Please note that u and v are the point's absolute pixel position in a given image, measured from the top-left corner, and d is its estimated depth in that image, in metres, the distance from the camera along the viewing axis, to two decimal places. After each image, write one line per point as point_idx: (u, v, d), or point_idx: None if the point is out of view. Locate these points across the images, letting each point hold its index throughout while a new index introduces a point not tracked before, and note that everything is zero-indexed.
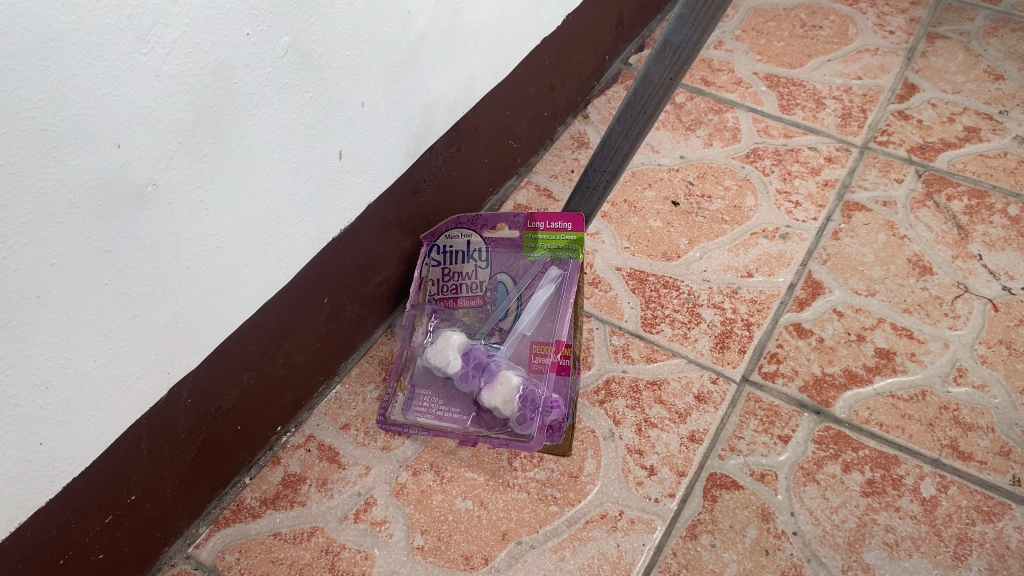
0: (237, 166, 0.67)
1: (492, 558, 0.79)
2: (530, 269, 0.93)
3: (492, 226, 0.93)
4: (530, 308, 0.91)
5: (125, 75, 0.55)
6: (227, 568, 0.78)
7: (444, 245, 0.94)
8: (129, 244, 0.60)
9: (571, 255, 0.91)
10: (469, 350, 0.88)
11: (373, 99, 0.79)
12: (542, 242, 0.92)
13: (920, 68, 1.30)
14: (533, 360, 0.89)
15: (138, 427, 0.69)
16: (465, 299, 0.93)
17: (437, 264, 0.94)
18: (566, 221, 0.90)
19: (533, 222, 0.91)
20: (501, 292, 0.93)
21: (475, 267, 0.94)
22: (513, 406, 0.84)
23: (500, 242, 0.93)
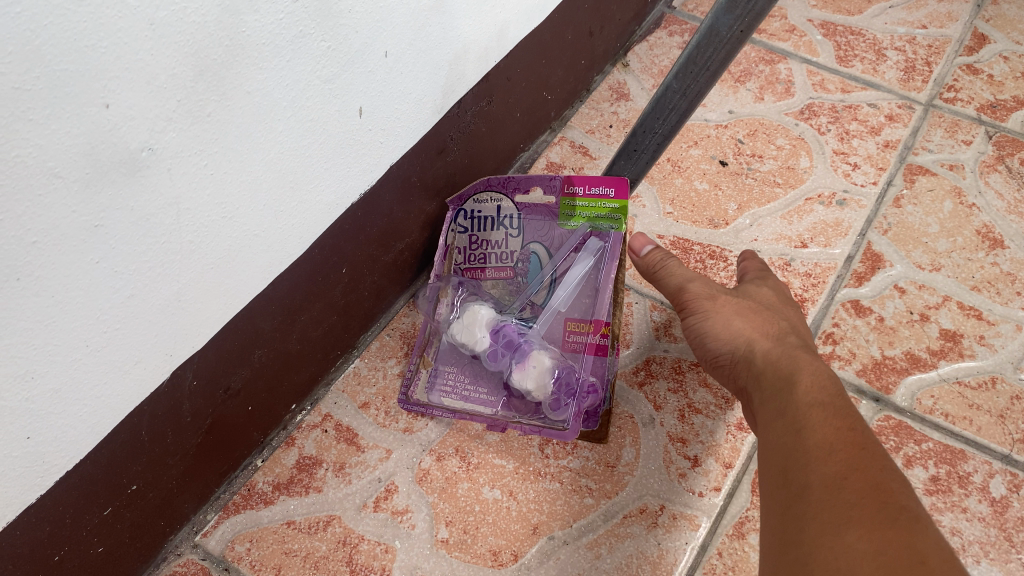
0: (245, 127, 0.59)
1: (521, 554, 0.73)
2: (566, 240, 0.85)
3: (526, 190, 0.85)
4: (567, 283, 0.83)
5: (113, 24, 0.47)
6: (237, 559, 0.73)
7: (471, 210, 0.86)
8: (122, 217, 0.53)
9: (612, 225, 0.84)
10: (499, 326, 0.81)
11: (398, 48, 0.70)
12: (580, 209, 0.84)
13: (991, 16, 1.19)
14: (568, 339, 0.82)
15: (138, 414, 0.63)
16: (493, 270, 0.86)
17: (464, 231, 0.86)
18: (608, 186, 0.82)
19: (571, 187, 0.84)
20: (534, 265, 0.85)
21: (506, 235, 0.86)
22: (546, 390, 0.78)
23: (533, 208, 0.86)
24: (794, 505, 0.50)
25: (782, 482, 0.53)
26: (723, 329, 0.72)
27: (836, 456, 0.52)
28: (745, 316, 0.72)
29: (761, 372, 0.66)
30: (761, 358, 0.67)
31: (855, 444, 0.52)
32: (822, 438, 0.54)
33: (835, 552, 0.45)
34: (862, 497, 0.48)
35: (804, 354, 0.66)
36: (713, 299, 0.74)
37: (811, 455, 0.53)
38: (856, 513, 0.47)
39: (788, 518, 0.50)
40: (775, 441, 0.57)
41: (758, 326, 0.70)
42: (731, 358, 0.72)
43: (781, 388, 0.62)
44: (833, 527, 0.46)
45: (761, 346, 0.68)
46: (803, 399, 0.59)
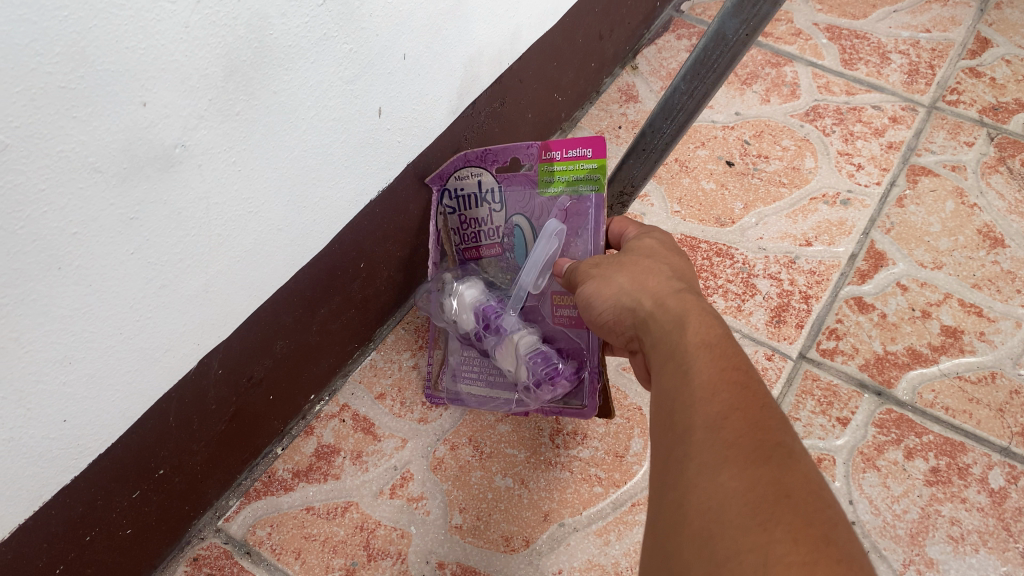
0: (271, 125, 0.62)
1: (533, 540, 0.75)
2: (545, 207, 0.84)
3: (503, 161, 0.84)
4: (532, 266, 0.80)
5: (151, 26, 0.49)
6: (258, 543, 0.75)
7: (454, 189, 0.85)
8: (156, 210, 0.56)
9: (593, 187, 0.83)
10: (479, 306, 0.80)
11: (416, 51, 0.73)
12: (559, 174, 0.83)
13: (994, 21, 1.21)
14: (556, 313, 0.81)
15: (167, 400, 0.65)
16: (486, 248, 0.87)
17: (451, 211, 0.87)
18: (586, 147, 0.82)
19: (548, 152, 0.83)
20: (519, 238, 0.86)
21: (490, 211, 0.86)
22: (521, 373, 0.78)
23: (512, 178, 0.85)
24: (678, 450, 0.44)
25: (665, 426, 0.47)
26: (606, 288, 0.64)
27: (722, 392, 0.46)
28: (613, 279, 0.64)
29: (647, 322, 0.59)
30: (653, 320, 0.58)
31: (740, 380, 0.47)
32: (709, 376, 0.48)
33: (711, 494, 0.40)
34: (753, 434, 0.42)
35: (691, 294, 0.58)
36: (597, 266, 0.67)
37: (686, 397, 0.47)
38: (740, 450, 0.42)
39: (668, 466, 0.45)
40: (657, 381, 0.52)
41: (640, 290, 0.61)
42: (615, 321, 0.64)
43: (671, 334, 0.54)
44: (714, 466, 0.41)
45: (636, 296, 0.61)
46: (691, 339, 0.52)
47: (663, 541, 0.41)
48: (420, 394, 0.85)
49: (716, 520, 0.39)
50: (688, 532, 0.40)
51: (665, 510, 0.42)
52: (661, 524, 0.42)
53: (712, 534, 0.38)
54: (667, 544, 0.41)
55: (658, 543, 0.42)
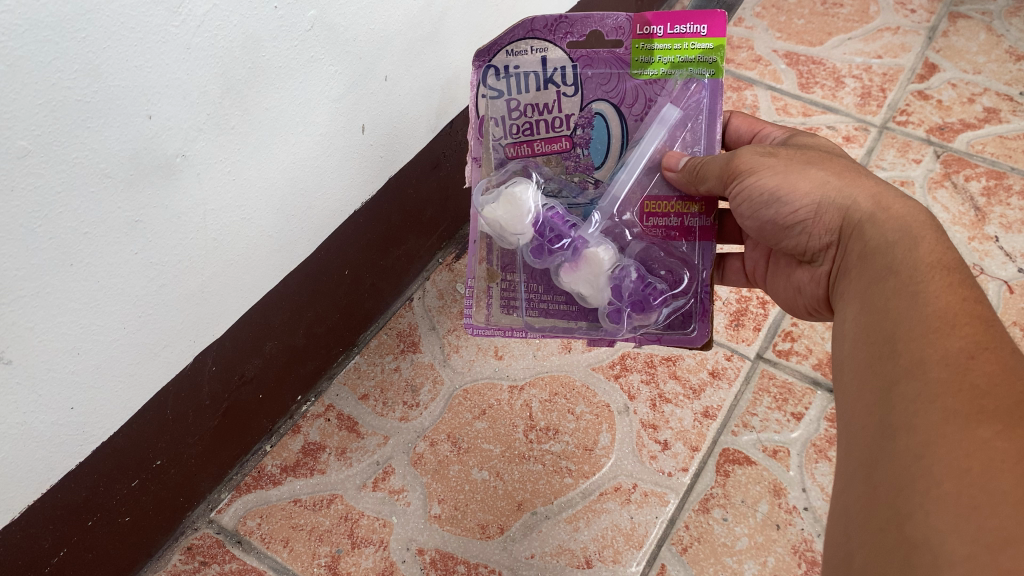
0: (263, 138, 0.67)
1: (507, 527, 0.80)
2: (641, 92, 0.71)
3: (580, 34, 0.70)
4: (632, 164, 0.73)
5: (157, 47, 0.55)
6: (249, 533, 0.80)
7: (509, 66, 0.72)
8: (158, 214, 0.61)
9: (708, 71, 0.70)
10: (542, 215, 0.72)
11: (396, 73, 0.79)
12: (660, 53, 0.70)
13: (941, 47, 1.29)
14: (647, 223, 0.74)
15: (164, 394, 0.71)
16: (543, 143, 0.74)
17: (499, 95, 0.73)
18: (702, 23, 0.68)
19: (648, 26, 0.69)
20: (596, 129, 0.73)
21: (558, 95, 0.72)
22: (603, 295, 0.72)
23: (594, 56, 0.71)
24: (903, 387, 0.47)
25: (888, 358, 0.50)
26: (803, 179, 0.63)
27: (964, 329, 0.48)
28: (808, 172, 0.63)
29: (865, 224, 0.59)
30: (874, 221, 0.59)
31: (978, 315, 0.49)
32: (942, 309, 0.49)
33: (961, 449, 0.42)
34: (993, 384, 0.44)
35: (898, 199, 0.59)
36: (773, 156, 0.65)
37: (920, 330, 0.49)
38: (977, 402, 0.43)
39: (901, 406, 0.47)
40: (881, 303, 0.54)
41: (859, 193, 0.61)
42: (815, 220, 0.63)
43: (890, 249, 0.56)
44: (953, 416, 0.43)
45: (854, 193, 0.61)
46: (914, 262, 0.54)
47: (900, 488, 0.44)
48: (401, 394, 0.90)
49: (972, 476, 0.40)
50: (935, 487, 0.41)
51: (902, 455, 0.45)
52: (896, 470, 0.45)
53: (964, 494, 0.40)
54: (903, 495, 0.43)
55: (881, 473, 0.46)
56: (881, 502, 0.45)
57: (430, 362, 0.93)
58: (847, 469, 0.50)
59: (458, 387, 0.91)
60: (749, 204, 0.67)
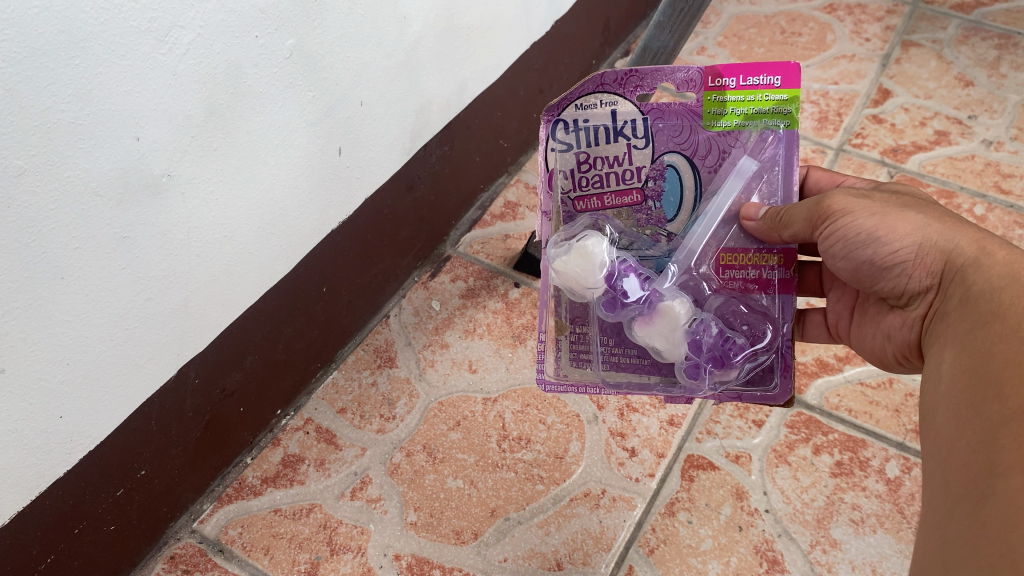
0: (244, 159, 0.71)
1: (481, 533, 0.83)
2: (714, 142, 0.68)
3: (650, 87, 0.68)
4: (707, 217, 0.69)
5: (145, 74, 0.59)
6: (230, 541, 0.82)
7: (577, 118, 0.70)
8: (145, 231, 0.65)
9: (783, 122, 0.67)
10: (615, 268, 0.70)
11: (372, 98, 0.83)
12: (733, 104, 0.67)
13: (894, 74, 1.35)
14: (724, 275, 0.71)
15: (148, 405, 0.74)
16: (613, 197, 0.71)
17: (566, 148, 0.70)
18: (775, 73, 0.66)
19: (721, 78, 0.67)
20: (670, 180, 0.69)
21: (628, 147, 0.69)
22: (678, 350, 0.68)
23: (666, 108, 0.68)
24: (995, 436, 0.47)
25: (995, 399, 0.49)
26: (903, 222, 0.62)
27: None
28: (907, 216, 0.62)
29: (968, 269, 0.58)
30: (979, 266, 0.58)
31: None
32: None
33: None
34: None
35: (1001, 246, 0.58)
36: (868, 199, 0.64)
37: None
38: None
39: (1011, 446, 0.46)
40: (986, 348, 0.53)
41: (961, 237, 0.60)
42: (916, 263, 0.62)
43: (996, 296, 0.55)
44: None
45: (954, 238, 0.60)
46: (1019, 308, 0.52)
47: (1011, 525, 0.43)
48: (378, 408, 0.93)
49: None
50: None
51: (1013, 496, 0.44)
52: (1006, 509, 0.44)
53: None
54: (1015, 532, 0.42)
55: (970, 521, 0.46)
56: (987, 538, 0.43)
57: (407, 376, 0.96)
58: (948, 508, 0.49)
59: (433, 400, 0.94)
60: (842, 246, 0.65)
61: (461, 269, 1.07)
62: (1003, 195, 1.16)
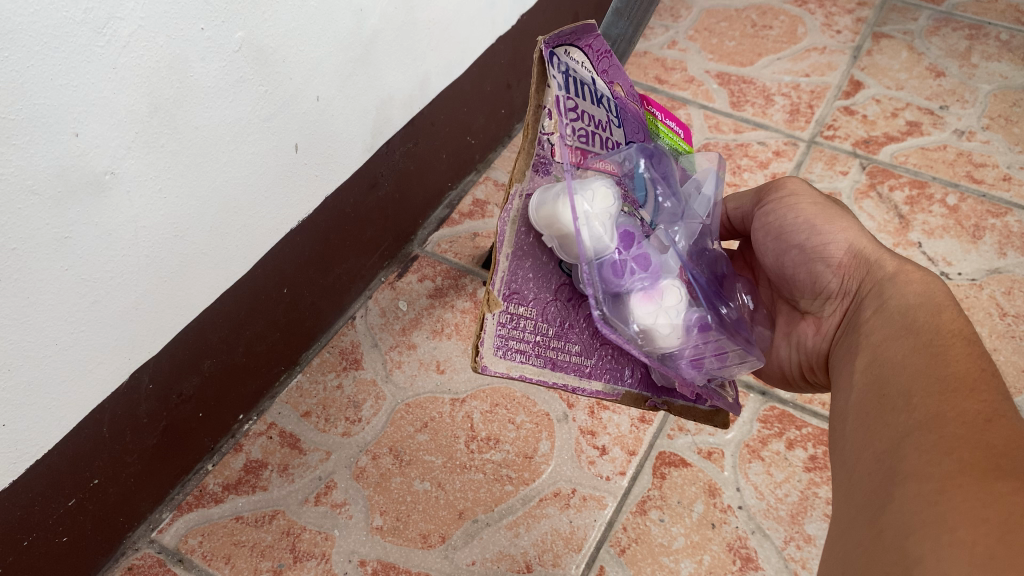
0: (194, 156, 0.69)
1: (448, 536, 0.82)
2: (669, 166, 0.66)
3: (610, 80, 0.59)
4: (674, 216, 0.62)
5: (82, 67, 0.57)
6: (190, 551, 0.80)
7: (563, 62, 0.53)
8: (87, 231, 0.62)
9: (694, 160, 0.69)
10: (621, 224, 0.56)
11: (328, 93, 0.81)
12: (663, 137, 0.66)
13: (866, 65, 1.34)
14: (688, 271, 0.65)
15: (100, 411, 0.72)
16: (599, 160, 0.57)
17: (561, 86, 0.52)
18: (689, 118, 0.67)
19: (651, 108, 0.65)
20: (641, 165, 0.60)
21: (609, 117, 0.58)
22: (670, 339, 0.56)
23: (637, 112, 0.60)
24: (898, 447, 0.45)
25: (899, 412, 0.47)
26: (838, 227, 0.63)
27: (978, 395, 0.45)
28: (845, 218, 0.63)
29: (885, 283, 0.58)
30: (896, 281, 0.57)
31: (993, 387, 0.46)
32: (961, 375, 0.47)
33: (979, 499, 0.39)
34: (1010, 449, 0.42)
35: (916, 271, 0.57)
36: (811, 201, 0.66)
37: (936, 385, 0.47)
38: (993, 460, 0.41)
39: (913, 455, 0.44)
40: (894, 361, 0.51)
41: (885, 253, 0.60)
42: (840, 263, 0.62)
43: (909, 313, 0.54)
44: (966, 469, 0.41)
45: (876, 256, 0.60)
46: (929, 328, 0.51)
47: (906, 532, 0.40)
48: (343, 411, 0.91)
49: (992, 523, 0.37)
50: (949, 532, 0.38)
51: (907, 502, 0.42)
52: (900, 517, 0.41)
53: (979, 543, 0.37)
54: (910, 540, 0.39)
55: (864, 524, 0.44)
56: (882, 548, 0.41)
57: (373, 378, 0.94)
58: (844, 523, 0.46)
59: (400, 402, 0.92)
60: (778, 232, 0.66)
61: (428, 269, 1.05)
62: (975, 184, 1.15)
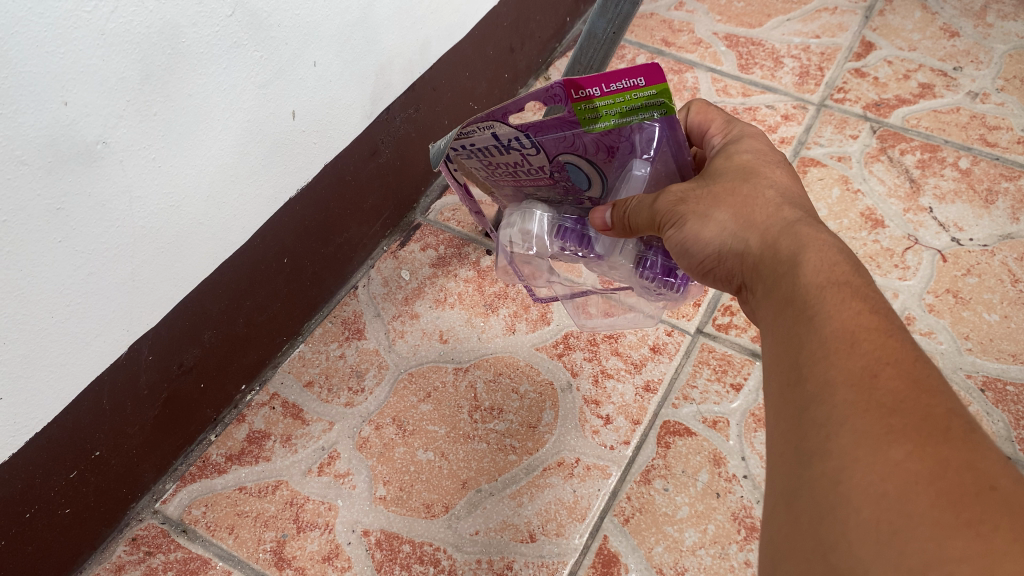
0: (188, 125, 0.67)
1: (452, 506, 0.81)
2: (600, 143, 0.62)
3: (518, 108, 0.60)
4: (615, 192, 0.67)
5: (69, 33, 0.56)
6: (194, 521, 0.81)
7: (467, 142, 0.65)
8: (81, 202, 0.61)
9: (660, 111, 0.58)
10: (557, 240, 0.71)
11: (326, 59, 0.80)
12: (605, 108, 0.58)
13: (877, 26, 1.31)
14: None
15: (98, 383, 0.71)
16: (529, 181, 0.69)
17: (470, 157, 0.67)
18: (637, 76, 0.55)
19: (583, 90, 0.57)
20: (572, 171, 0.66)
21: (524, 156, 0.65)
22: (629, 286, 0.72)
23: (541, 123, 0.61)
24: (798, 422, 0.44)
25: (796, 384, 0.45)
26: (707, 226, 0.58)
27: (862, 348, 0.43)
28: (713, 217, 0.58)
29: (764, 261, 0.55)
30: (775, 254, 0.54)
31: (878, 331, 0.44)
32: (844, 327, 0.45)
33: (876, 472, 0.37)
34: (901, 402, 0.40)
35: (808, 226, 0.54)
36: (685, 202, 0.59)
37: (823, 352, 0.44)
38: (885, 421, 0.39)
39: (812, 431, 0.42)
40: (784, 331, 0.49)
41: (757, 231, 0.56)
42: (724, 265, 0.59)
43: (787, 275, 0.51)
44: (861, 439, 0.39)
45: (757, 231, 0.56)
46: (811, 280, 0.49)
47: (817, 519, 0.39)
48: (346, 381, 0.91)
49: (891, 500, 0.36)
50: (854, 514, 0.37)
51: (812, 485, 0.40)
52: (812, 501, 0.40)
53: (884, 521, 0.36)
54: (823, 527, 0.38)
55: (782, 509, 0.42)
56: (801, 538, 0.39)
57: (376, 348, 0.93)
58: (767, 513, 0.44)
59: (403, 371, 0.91)
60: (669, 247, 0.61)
61: (431, 237, 1.04)
62: (989, 147, 1.13)
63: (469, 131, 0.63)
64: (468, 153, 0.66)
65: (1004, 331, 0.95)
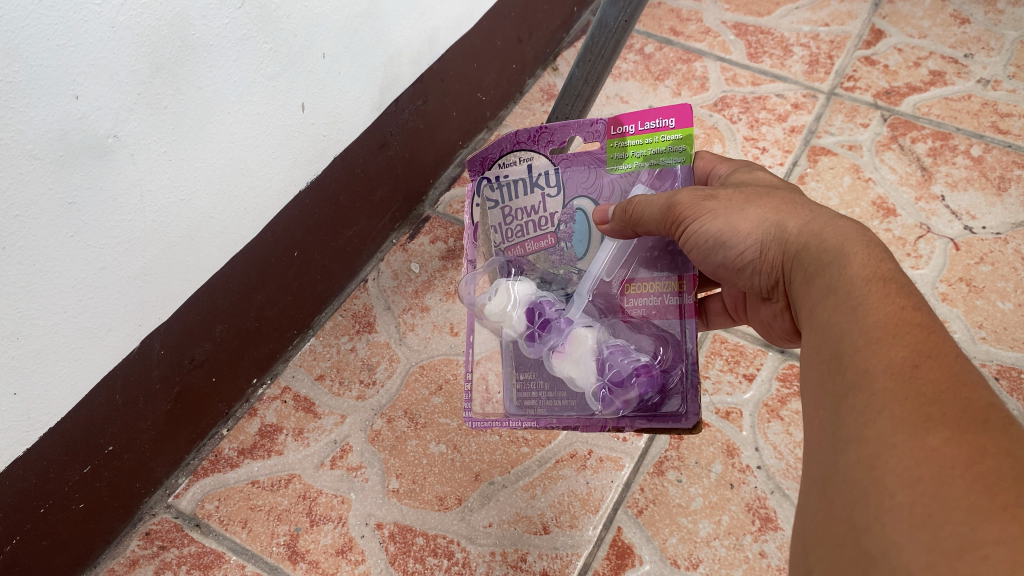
0: (198, 118, 0.67)
1: (465, 498, 0.81)
2: (617, 185, 0.68)
3: (561, 141, 0.69)
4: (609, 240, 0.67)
5: (79, 27, 0.55)
6: (207, 515, 0.81)
7: (497, 175, 0.71)
8: (92, 196, 0.61)
9: (677, 160, 0.67)
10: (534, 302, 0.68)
11: (335, 50, 0.79)
12: (633, 148, 0.68)
13: (887, 13, 1.30)
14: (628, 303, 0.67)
15: (112, 377, 0.71)
16: (532, 242, 0.70)
17: (493, 204, 0.71)
18: (669, 116, 0.66)
19: (620, 126, 0.67)
20: (579, 223, 0.69)
21: (542, 197, 0.70)
22: (587, 373, 0.65)
23: (575, 158, 0.69)
24: (836, 412, 0.44)
25: (836, 373, 0.45)
26: (741, 221, 0.58)
27: (904, 338, 0.43)
28: (746, 211, 0.58)
29: (799, 254, 0.54)
30: (809, 247, 0.53)
31: (921, 324, 0.43)
32: (883, 317, 0.45)
33: (912, 458, 0.37)
34: (940, 391, 0.39)
35: (844, 219, 0.53)
36: (715, 197, 0.59)
37: (862, 342, 0.44)
38: (924, 410, 0.39)
39: (850, 418, 0.42)
40: (821, 321, 0.49)
41: (790, 223, 0.56)
42: (759, 260, 0.58)
43: (825, 267, 0.51)
44: (900, 427, 0.39)
45: (791, 225, 0.56)
46: (846, 272, 0.49)
47: (852, 503, 0.39)
48: (357, 374, 0.91)
49: (927, 483, 0.36)
50: (888, 498, 0.37)
51: (848, 473, 0.40)
52: (848, 487, 0.40)
53: (919, 504, 0.35)
54: (858, 511, 0.38)
55: (819, 497, 0.42)
56: (837, 523, 0.39)
57: (386, 341, 0.93)
58: (804, 500, 0.44)
59: (414, 364, 0.91)
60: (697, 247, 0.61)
61: (439, 230, 1.03)
62: (1001, 135, 1.12)
63: (510, 161, 0.71)
64: (497, 192, 0.71)
65: (1018, 320, 0.94)
